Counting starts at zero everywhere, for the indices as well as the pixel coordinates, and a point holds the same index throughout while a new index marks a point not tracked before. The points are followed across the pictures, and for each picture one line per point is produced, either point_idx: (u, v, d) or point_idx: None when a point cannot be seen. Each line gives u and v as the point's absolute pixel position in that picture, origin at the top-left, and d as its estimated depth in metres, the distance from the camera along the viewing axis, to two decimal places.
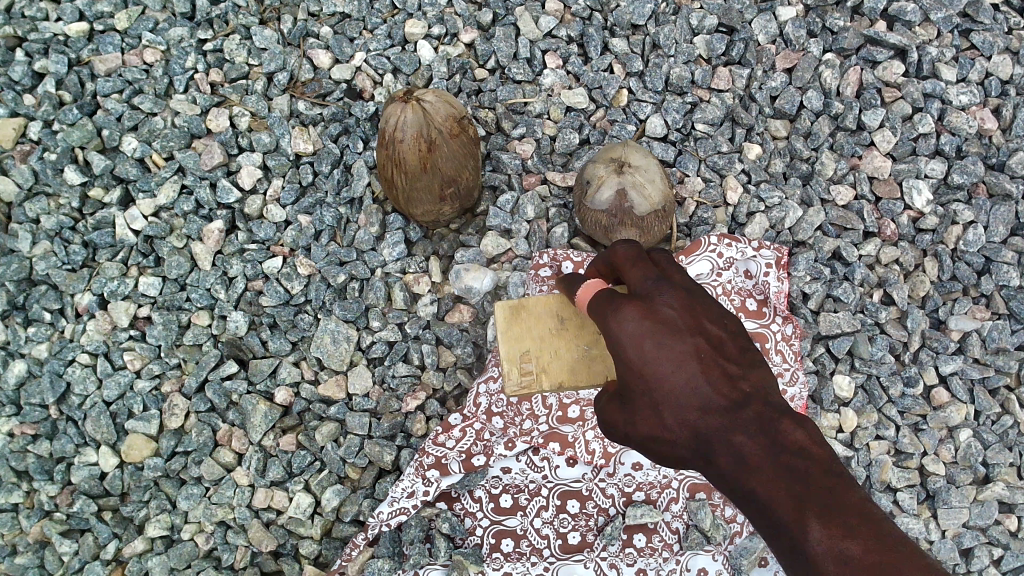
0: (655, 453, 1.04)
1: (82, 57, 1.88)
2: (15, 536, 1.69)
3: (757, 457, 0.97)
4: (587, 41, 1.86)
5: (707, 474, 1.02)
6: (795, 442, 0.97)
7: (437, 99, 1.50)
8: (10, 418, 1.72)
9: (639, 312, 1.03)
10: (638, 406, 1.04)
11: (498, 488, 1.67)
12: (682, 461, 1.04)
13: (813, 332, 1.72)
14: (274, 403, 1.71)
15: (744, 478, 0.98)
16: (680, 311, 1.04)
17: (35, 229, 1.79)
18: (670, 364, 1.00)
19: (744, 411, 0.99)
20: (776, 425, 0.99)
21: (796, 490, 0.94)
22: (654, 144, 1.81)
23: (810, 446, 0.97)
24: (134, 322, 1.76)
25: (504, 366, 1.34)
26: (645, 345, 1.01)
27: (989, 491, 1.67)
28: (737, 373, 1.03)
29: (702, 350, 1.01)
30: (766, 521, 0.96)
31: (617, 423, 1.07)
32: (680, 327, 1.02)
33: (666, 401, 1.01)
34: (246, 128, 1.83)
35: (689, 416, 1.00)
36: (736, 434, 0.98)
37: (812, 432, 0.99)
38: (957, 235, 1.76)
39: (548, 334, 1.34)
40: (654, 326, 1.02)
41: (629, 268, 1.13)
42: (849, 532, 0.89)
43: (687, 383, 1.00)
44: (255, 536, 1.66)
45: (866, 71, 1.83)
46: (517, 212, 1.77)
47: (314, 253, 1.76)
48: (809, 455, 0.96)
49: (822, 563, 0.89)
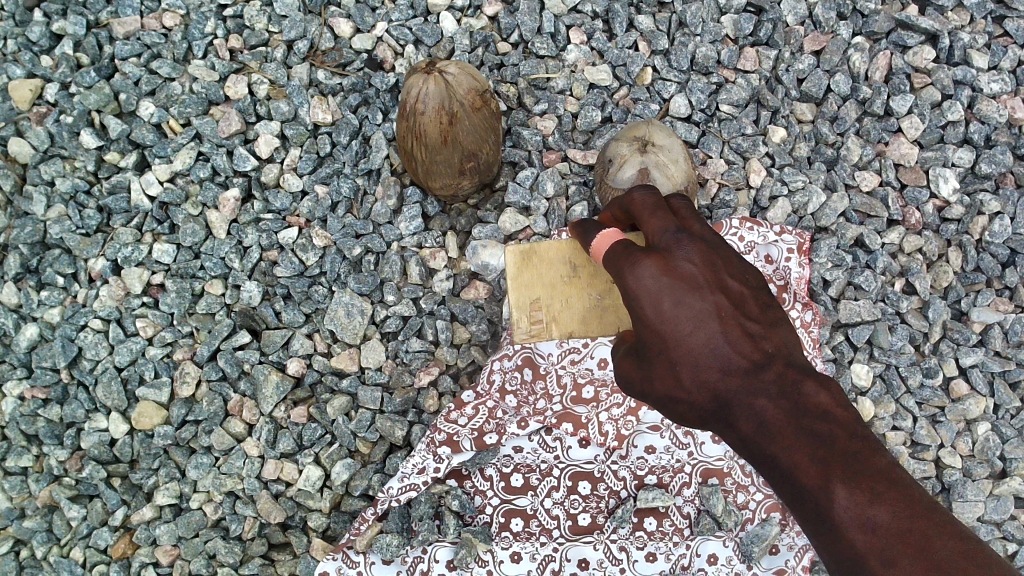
0: (675, 413, 1.09)
1: (100, 20, 1.85)
2: (24, 499, 1.69)
3: (778, 420, 1.00)
4: (612, 17, 1.83)
5: (729, 436, 1.06)
6: (819, 405, 0.99)
7: (460, 70, 1.47)
8: (22, 381, 1.72)
9: (658, 269, 1.07)
10: (654, 363, 1.09)
11: (510, 467, 1.65)
12: (701, 422, 1.08)
13: (832, 320, 1.69)
14: (286, 374, 1.70)
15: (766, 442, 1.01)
16: (701, 268, 1.08)
17: (49, 191, 1.78)
18: (689, 323, 1.05)
19: (765, 372, 1.04)
20: (798, 387, 1.02)
21: (819, 453, 0.95)
22: (677, 124, 1.77)
23: (834, 409, 0.99)
24: (147, 289, 1.75)
25: (515, 313, 1.50)
26: (663, 304, 1.06)
27: (1005, 486, 1.66)
28: (756, 331, 1.07)
29: (722, 308, 1.06)
30: (788, 483, 0.98)
31: (637, 380, 1.12)
32: (701, 285, 1.06)
33: (684, 361, 1.05)
34: (264, 96, 1.80)
35: (708, 376, 1.05)
36: (757, 397, 1.02)
37: (835, 394, 1.01)
38: (982, 226, 1.73)
39: (559, 283, 1.49)
40: (674, 284, 1.06)
41: (651, 224, 1.15)
42: (876, 498, 0.90)
43: (708, 342, 1.05)
44: (263, 508, 1.65)
45: (896, 56, 1.80)
46: (537, 189, 1.75)
47: (330, 224, 1.74)
48: (833, 417, 0.98)
49: (847, 528, 0.91)
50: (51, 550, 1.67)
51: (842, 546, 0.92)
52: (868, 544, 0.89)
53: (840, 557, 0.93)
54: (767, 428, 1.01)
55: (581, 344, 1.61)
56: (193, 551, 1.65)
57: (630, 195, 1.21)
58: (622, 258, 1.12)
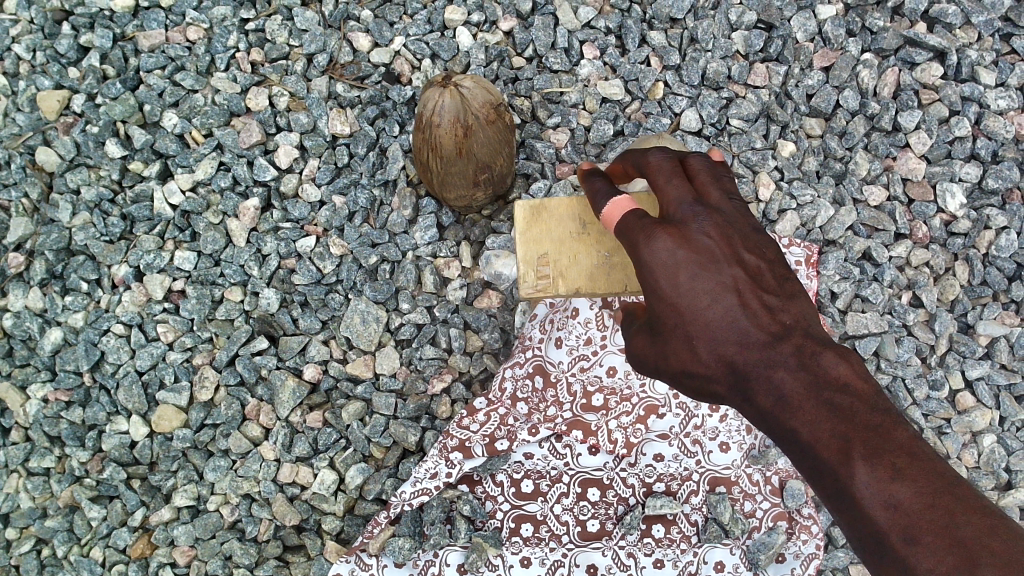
0: (690, 388, 1.06)
1: (126, 33, 1.90)
2: (46, 499, 1.74)
3: (798, 395, 0.96)
4: (625, 33, 1.86)
5: (747, 410, 1.01)
6: (841, 378, 0.95)
7: (475, 85, 1.52)
8: (46, 383, 1.76)
9: (672, 239, 1.02)
10: (669, 339, 1.04)
11: (521, 473, 1.68)
12: (716, 397, 1.05)
13: (839, 332, 1.72)
14: (303, 379, 1.74)
15: (785, 416, 0.97)
16: (717, 238, 1.02)
17: (75, 200, 1.83)
18: (707, 297, 1.00)
19: (784, 344, 0.99)
20: (819, 359, 0.97)
21: (843, 429, 0.91)
22: (687, 139, 1.82)
23: (856, 382, 0.94)
24: (169, 295, 1.79)
25: (521, 268, 1.41)
26: (679, 276, 1.01)
27: (1010, 498, 1.68)
28: (775, 304, 1.02)
29: (740, 281, 1.00)
30: (809, 460, 0.94)
31: (650, 356, 1.08)
32: (717, 257, 1.01)
33: (700, 334, 1.01)
34: (284, 108, 1.85)
35: (727, 350, 1.00)
36: (777, 370, 0.98)
37: (857, 365, 0.97)
38: (989, 240, 1.76)
39: (569, 239, 1.40)
40: (690, 256, 1.00)
41: (665, 186, 1.09)
42: (899, 474, 0.85)
43: (725, 316, 1.00)
44: (278, 510, 1.69)
45: (904, 73, 1.83)
46: (549, 201, 1.79)
47: (347, 233, 1.78)
48: (854, 391, 0.93)
49: (870, 508, 0.86)
50: (72, 550, 1.71)
51: (863, 523, 0.87)
52: (892, 525, 0.84)
53: (863, 537, 0.88)
54: (787, 403, 0.97)
55: (590, 352, 1.66)
56: (210, 552, 1.69)
57: (646, 155, 1.15)
58: (633, 224, 1.07)
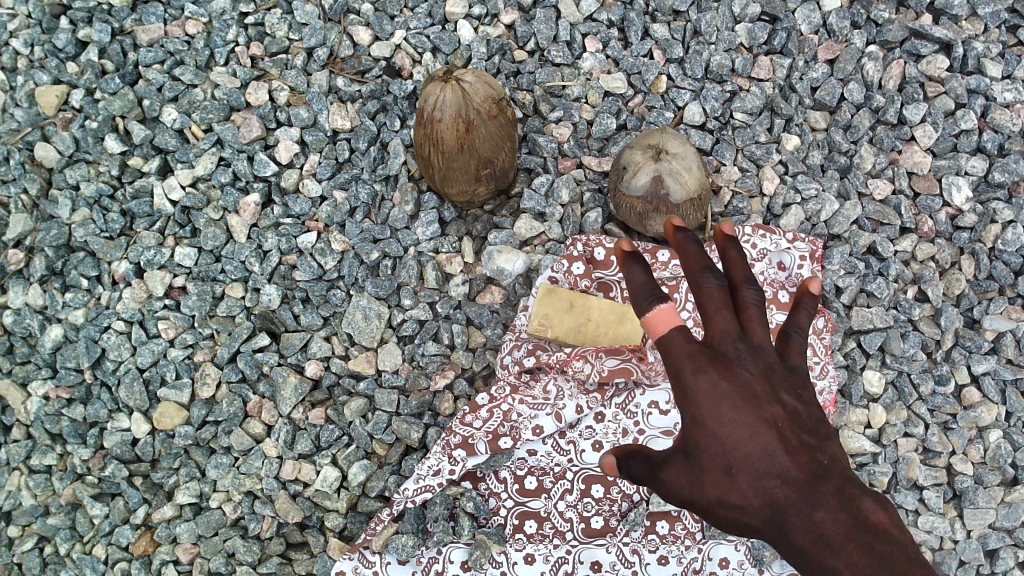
0: (717, 520, 1.01)
1: (124, 27, 1.88)
2: (48, 497, 1.73)
3: (840, 536, 0.96)
4: (628, 26, 1.85)
5: (779, 544, 0.99)
6: (880, 524, 0.97)
7: (477, 80, 1.51)
8: (47, 381, 1.76)
9: (716, 373, 1.01)
10: (704, 470, 1.01)
11: (524, 470, 1.67)
12: (746, 530, 1.01)
13: (844, 327, 1.71)
14: (305, 376, 1.73)
15: (824, 556, 0.96)
16: (757, 374, 1.02)
17: (74, 196, 1.82)
18: (745, 429, 0.98)
19: (825, 483, 0.98)
20: (857, 505, 0.98)
21: None
22: (691, 132, 1.79)
23: (893, 532, 0.97)
24: (169, 291, 1.78)
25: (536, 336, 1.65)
26: (722, 409, 0.99)
27: (1017, 494, 1.67)
28: (815, 444, 1.01)
29: (782, 420, 0.99)
30: None
31: (676, 483, 1.03)
32: (760, 394, 1.00)
33: (742, 466, 0.98)
34: (284, 102, 1.83)
35: (768, 485, 0.97)
36: (818, 509, 0.96)
37: (889, 516, 0.99)
38: (996, 234, 1.74)
39: (572, 317, 1.65)
40: (734, 391, 1.00)
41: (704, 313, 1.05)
42: None
43: (767, 450, 0.98)
44: (281, 507, 1.69)
45: (910, 65, 1.81)
46: (552, 196, 1.77)
47: (349, 229, 1.77)
48: (892, 543, 0.96)
49: None
50: (75, 547, 1.71)
51: None
52: None
53: None
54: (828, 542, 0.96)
55: None
56: (212, 550, 1.69)
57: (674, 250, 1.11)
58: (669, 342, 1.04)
